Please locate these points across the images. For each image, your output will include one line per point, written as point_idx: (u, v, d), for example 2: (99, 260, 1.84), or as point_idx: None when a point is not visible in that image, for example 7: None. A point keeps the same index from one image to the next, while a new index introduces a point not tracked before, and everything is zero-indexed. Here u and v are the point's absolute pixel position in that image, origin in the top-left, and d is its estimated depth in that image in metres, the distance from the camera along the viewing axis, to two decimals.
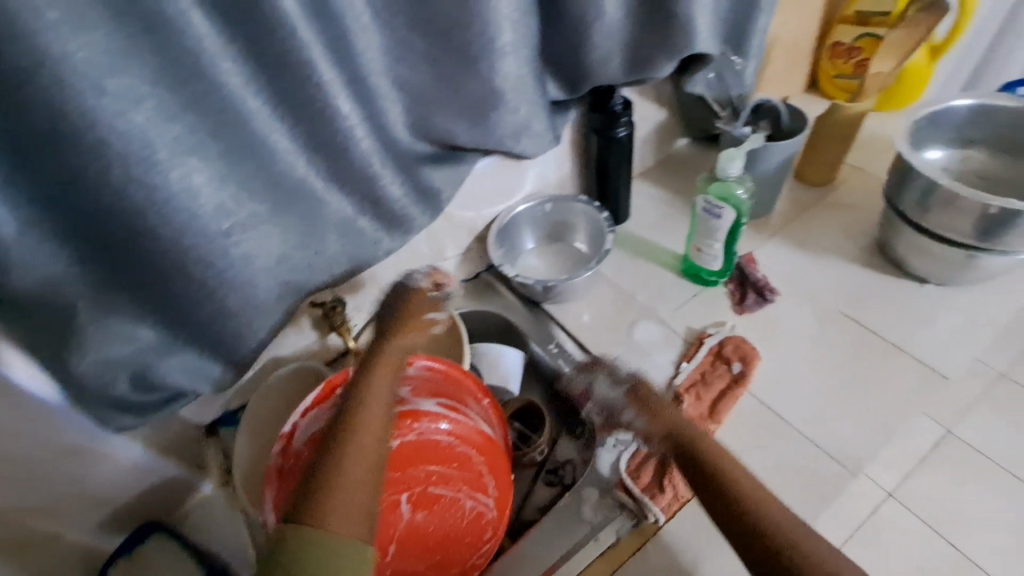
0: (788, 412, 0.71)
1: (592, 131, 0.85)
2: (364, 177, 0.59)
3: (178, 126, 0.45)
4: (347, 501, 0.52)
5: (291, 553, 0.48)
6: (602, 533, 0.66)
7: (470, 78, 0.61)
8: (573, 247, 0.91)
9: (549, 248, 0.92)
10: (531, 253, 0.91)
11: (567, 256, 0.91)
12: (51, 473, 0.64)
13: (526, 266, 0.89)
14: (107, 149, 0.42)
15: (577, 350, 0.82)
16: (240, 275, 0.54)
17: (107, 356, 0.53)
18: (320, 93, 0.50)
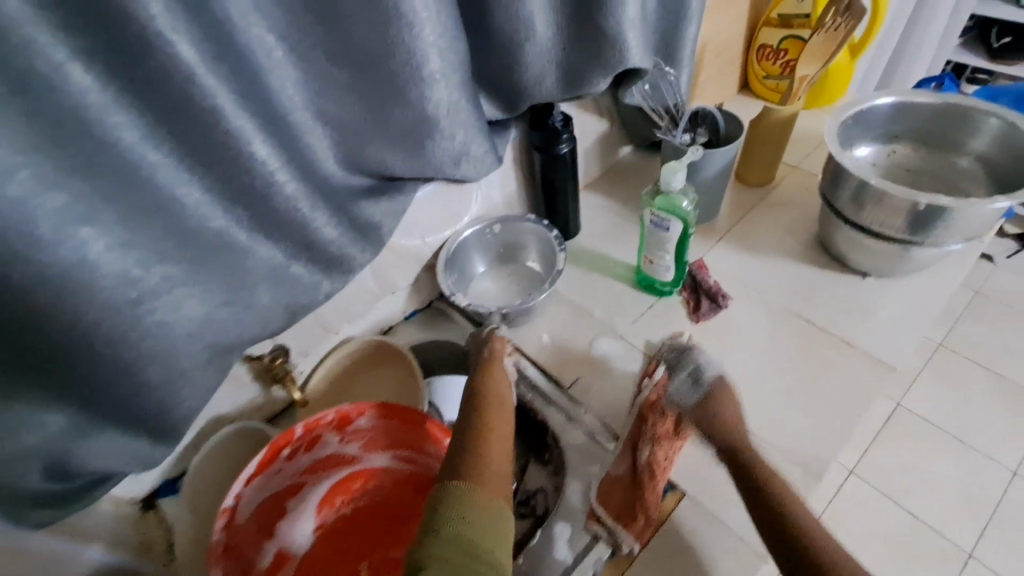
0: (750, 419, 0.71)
1: (534, 149, 0.83)
2: (294, 223, 0.55)
3: (64, 194, 0.40)
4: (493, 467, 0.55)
5: (458, 509, 0.49)
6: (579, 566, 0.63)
7: (398, 107, 0.58)
8: (527, 266, 0.89)
9: (501, 270, 0.90)
10: (484, 277, 0.89)
11: (521, 277, 0.88)
12: None
13: (480, 293, 0.86)
14: None
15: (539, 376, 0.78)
16: (159, 344, 0.49)
17: (12, 451, 0.47)
18: (230, 139, 0.46)
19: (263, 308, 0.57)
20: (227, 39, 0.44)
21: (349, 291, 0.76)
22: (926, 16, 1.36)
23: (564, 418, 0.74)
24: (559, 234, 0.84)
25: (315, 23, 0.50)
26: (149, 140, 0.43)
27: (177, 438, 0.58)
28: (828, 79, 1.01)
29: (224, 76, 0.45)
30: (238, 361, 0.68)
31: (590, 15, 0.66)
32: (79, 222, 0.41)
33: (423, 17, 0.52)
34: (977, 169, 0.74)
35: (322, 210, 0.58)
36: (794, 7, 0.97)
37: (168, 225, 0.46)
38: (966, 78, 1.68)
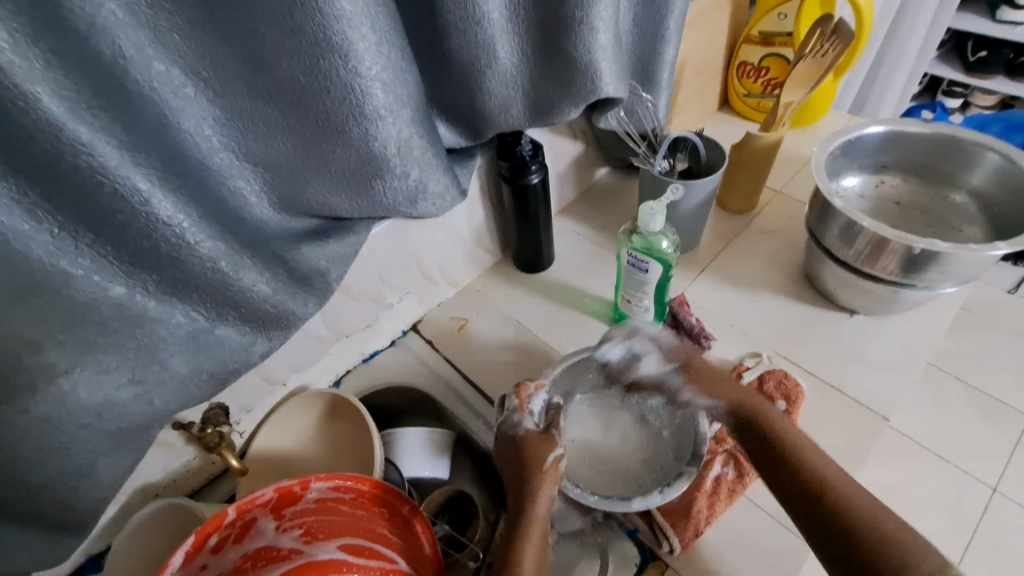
0: (752, 488, 0.64)
1: (502, 179, 0.76)
2: (212, 281, 0.48)
3: None
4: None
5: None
6: None
7: (340, 146, 0.50)
8: (652, 424, 0.69)
9: (629, 438, 0.68)
10: (600, 445, 0.69)
11: (645, 450, 0.67)
12: None
13: (596, 467, 0.66)
14: None
15: (590, 478, 0.65)
16: (53, 434, 0.42)
17: None
18: (120, 197, 0.39)
19: (181, 379, 0.50)
20: (116, 83, 0.37)
21: (296, 340, 0.68)
22: (903, 34, 1.34)
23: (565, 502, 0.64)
24: (592, 496, 0.59)
25: (231, 54, 0.42)
26: (22, 209, 0.36)
27: (88, 529, 0.50)
28: (812, 99, 0.96)
29: (117, 127, 0.38)
30: (164, 427, 0.60)
31: (556, 40, 0.59)
32: None
33: (361, 49, 0.45)
34: (968, 205, 0.70)
35: (249, 266, 0.51)
36: (776, 25, 0.92)
37: (50, 305, 0.40)
38: (943, 91, 1.67)
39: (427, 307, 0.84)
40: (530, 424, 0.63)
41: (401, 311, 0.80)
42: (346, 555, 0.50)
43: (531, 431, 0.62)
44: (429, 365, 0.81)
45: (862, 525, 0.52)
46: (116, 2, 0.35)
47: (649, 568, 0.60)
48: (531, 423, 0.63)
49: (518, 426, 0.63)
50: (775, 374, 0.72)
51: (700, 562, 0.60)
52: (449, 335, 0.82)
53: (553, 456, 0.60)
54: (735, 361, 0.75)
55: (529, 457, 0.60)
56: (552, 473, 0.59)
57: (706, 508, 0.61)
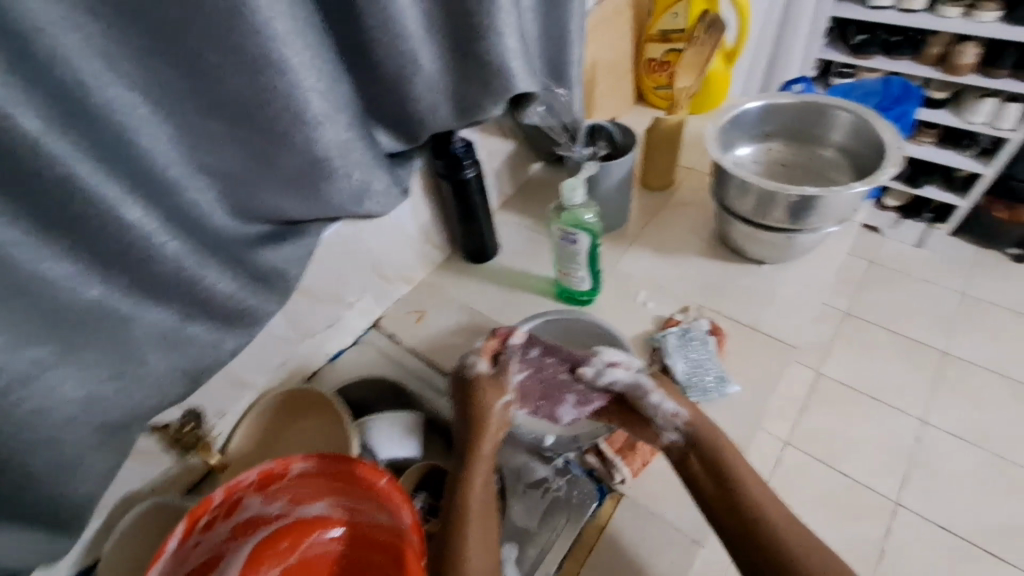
0: None
1: (440, 177, 0.83)
2: (180, 280, 0.52)
3: None
4: (479, 534, 0.59)
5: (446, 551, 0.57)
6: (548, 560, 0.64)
7: (286, 152, 0.56)
8: None
9: None
10: None
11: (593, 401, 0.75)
12: None
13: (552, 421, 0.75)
14: None
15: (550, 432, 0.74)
16: (39, 430, 0.46)
17: None
18: (93, 206, 0.44)
19: (158, 376, 0.54)
20: (77, 105, 0.42)
21: (261, 341, 0.72)
22: (787, 24, 1.50)
23: (529, 456, 0.71)
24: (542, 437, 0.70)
25: (179, 74, 0.47)
26: (7, 219, 0.41)
27: (79, 525, 0.53)
28: (710, 86, 1.08)
29: (84, 143, 0.43)
30: (143, 433, 0.63)
31: (471, 46, 0.67)
32: None
33: (297, 64, 0.51)
34: (837, 159, 0.83)
35: (213, 266, 0.56)
36: (670, 23, 1.05)
37: (31, 306, 0.43)
38: (834, 72, 1.86)
39: (385, 305, 0.90)
40: (484, 365, 0.69)
41: (360, 308, 0.86)
42: (331, 513, 0.62)
43: (483, 373, 0.68)
44: (392, 356, 0.86)
45: (782, 548, 0.57)
46: (74, 35, 0.40)
47: (606, 501, 0.68)
48: (483, 364, 0.69)
49: (473, 366, 0.69)
50: (706, 321, 0.81)
51: (646, 488, 0.69)
52: (408, 328, 0.88)
53: (504, 401, 0.67)
54: (666, 317, 0.84)
55: (484, 398, 0.66)
56: (498, 416, 0.66)
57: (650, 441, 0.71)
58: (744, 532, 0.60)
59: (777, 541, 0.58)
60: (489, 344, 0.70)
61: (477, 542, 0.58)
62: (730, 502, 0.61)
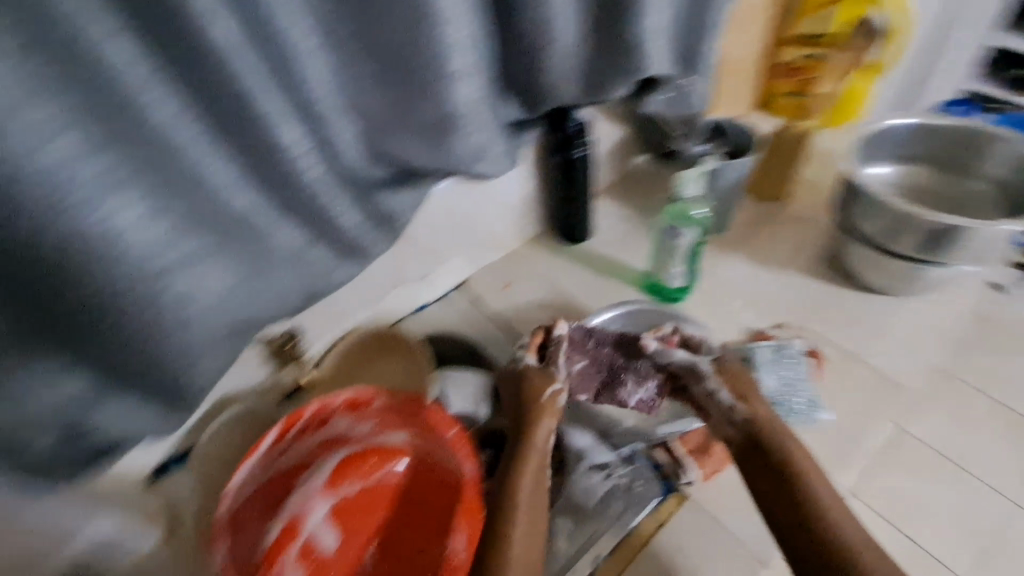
0: None
1: (551, 152, 0.84)
2: (311, 205, 0.56)
3: (104, 159, 0.41)
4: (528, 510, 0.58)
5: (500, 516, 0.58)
6: (601, 543, 0.63)
7: (424, 101, 0.58)
8: None
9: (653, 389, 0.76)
10: None
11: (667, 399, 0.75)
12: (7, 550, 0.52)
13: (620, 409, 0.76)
14: (26, 189, 0.38)
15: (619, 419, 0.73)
16: (179, 317, 0.49)
17: (35, 412, 0.47)
18: (257, 120, 0.48)
19: (279, 289, 0.59)
20: (261, 26, 0.46)
21: (362, 280, 0.76)
22: (937, 45, 1.38)
23: (596, 440, 0.69)
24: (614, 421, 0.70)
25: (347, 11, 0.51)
26: (191, 117, 0.46)
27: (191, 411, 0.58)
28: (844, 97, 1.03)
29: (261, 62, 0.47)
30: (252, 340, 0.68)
31: (613, 21, 0.67)
32: (112, 191, 0.42)
33: (450, 17, 0.53)
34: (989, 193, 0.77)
35: (341, 197, 0.59)
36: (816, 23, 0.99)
37: (192, 202, 0.48)
38: None
39: (475, 268, 0.92)
40: (531, 359, 0.71)
41: (452, 267, 0.88)
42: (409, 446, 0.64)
43: (531, 365, 0.70)
44: (475, 318, 0.88)
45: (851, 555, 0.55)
46: None
47: (669, 499, 0.67)
48: (531, 359, 0.71)
49: (521, 360, 0.71)
50: (804, 342, 0.78)
51: (714, 495, 0.68)
52: (493, 294, 0.90)
53: (552, 389, 0.67)
54: (759, 329, 0.81)
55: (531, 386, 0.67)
56: (551, 404, 0.66)
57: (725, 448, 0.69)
58: (806, 533, 0.58)
59: (844, 545, 0.56)
60: (535, 338, 0.73)
61: (525, 513, 0.58)
62: (791, 500, 0.60)
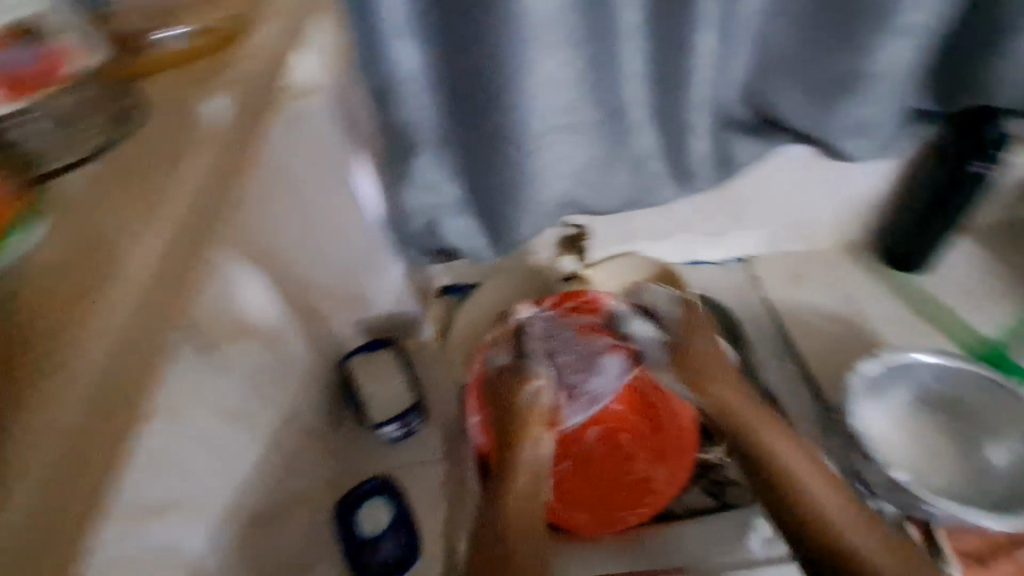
0: None
1: (939, 155, 0.67)
2: (681, 121, 0.56)
3: (565, 13, 0.46)
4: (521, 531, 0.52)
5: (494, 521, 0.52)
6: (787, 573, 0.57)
7: (844, 52, 0.54)
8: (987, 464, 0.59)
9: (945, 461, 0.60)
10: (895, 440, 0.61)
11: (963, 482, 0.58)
12: (334, 272, 0.55)
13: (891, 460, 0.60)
14: (510, 20, 0.45)
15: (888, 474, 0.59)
16: (535, 170, 0.55)
17: (421, 200, 0.60)
18: (688, 22, 0.49)
19: (615, 186, 0.61)
20: None
21: (664, 212, 0.74)
22: None
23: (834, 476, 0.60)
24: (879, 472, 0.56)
25: None
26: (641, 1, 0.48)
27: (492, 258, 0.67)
28: None
29: None
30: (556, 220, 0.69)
31: None
32: (548, 47, 0.47)
33: None
34: None
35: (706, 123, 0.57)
36: None
37: (599, 76, 0.51)
38: None
39: (772, 249, 0.80)
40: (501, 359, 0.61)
41: (751, 237, 0.79)
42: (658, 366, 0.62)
43: (490, 371, 0.61)
44: (751, 300, 0.77)
45: None
46: None
47: None
48: (501, 358, 0.61)
49: (492, 360, 0.61)
50: None
51: None
52: (780, 283, 0.78)
53: (530, 389, 0.57)
54: None
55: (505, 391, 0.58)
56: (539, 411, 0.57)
57: None
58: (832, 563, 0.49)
59: None
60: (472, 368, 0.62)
61: (523, 549, 0.51)
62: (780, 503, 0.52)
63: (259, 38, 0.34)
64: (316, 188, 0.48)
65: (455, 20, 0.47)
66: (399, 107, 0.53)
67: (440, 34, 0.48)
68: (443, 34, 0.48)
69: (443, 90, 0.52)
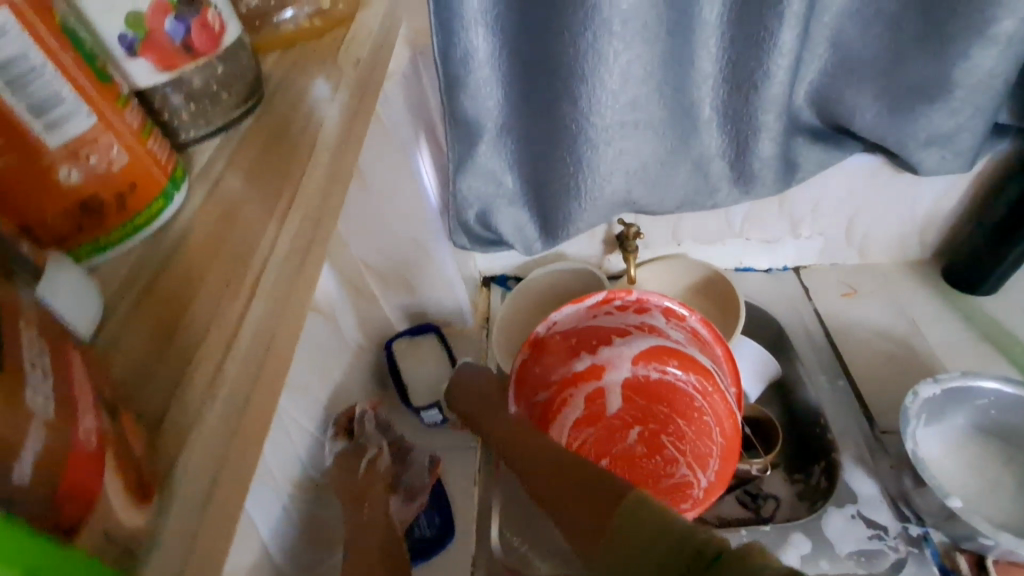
0: None
1: (1020, 172, 0.64)
2: (749, 122, 0.55)
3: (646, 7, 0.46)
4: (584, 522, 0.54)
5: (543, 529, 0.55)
6: None
7: (923, 59, 0.52)
8: None
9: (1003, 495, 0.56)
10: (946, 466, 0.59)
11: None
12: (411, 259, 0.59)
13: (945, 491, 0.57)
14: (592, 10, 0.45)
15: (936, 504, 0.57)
16: (598, 164, 0.55)
17: (475, 188, 0.59)
18: (770, 21, 0.47)
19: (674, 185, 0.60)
20: None
21: (717, 215, 0.72)
22: None
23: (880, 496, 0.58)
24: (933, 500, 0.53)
25: None
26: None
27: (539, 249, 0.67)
28: None
29: None
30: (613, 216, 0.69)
31: None
32: (625, 33, 0.46)
33: None
34: None
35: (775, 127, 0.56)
36: None
37: (672, 72, 0.51)
38: None
39: (824, 260, 0.78)
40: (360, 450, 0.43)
41: (804, 247, 0.76)
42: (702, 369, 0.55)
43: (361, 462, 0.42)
44: (801, 311, 0.75)
45: None
46: None
47: None
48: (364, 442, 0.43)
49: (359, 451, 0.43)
50: None
51: None
52: (830, 296, 0.76)
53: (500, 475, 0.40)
54: None
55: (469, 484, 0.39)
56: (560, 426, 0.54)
57: None
58: None
59: None
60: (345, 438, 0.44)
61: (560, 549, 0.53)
62: None
63: (362, 38, 0.35)
64: (389, 179, 0.52)
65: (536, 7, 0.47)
66: (468, 98, 0.51)
67: (519, 20, 0.48)
68: (520, 21, 0.48)
69: (513, 78, 0.52)
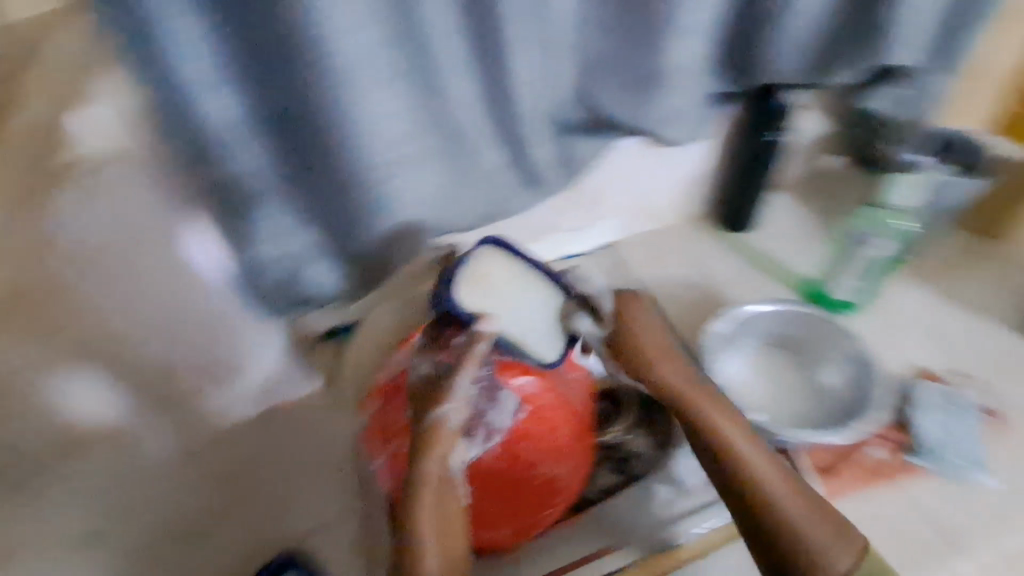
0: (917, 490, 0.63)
1: (746, 128, 0.77)
2: (518, 131, 0.59)
3: (385, 51, 0.47)
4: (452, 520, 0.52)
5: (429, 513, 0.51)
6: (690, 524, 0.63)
7: (642, 53, 0.60)
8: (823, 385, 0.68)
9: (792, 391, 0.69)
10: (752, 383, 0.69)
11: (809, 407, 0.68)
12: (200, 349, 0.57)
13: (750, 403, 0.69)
14: (327, 63, 0.45)
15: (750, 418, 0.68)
16: (388, 201, 0.55)
17: (273, 251, 0.56)
18: (500, 45, 0.52)
19: (471, 200, 0.62)
20: None
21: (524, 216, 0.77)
22: None
23: None
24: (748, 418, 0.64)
25: None
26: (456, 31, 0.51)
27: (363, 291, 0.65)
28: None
29: None
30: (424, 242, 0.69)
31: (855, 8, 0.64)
32: (376, 83, 0.48)
33: None
34: None
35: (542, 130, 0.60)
36: None
37: (432, 104, 0.53)
38: None
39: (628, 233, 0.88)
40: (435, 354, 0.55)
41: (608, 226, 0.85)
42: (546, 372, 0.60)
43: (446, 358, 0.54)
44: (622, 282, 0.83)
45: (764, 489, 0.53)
46: None
47: None
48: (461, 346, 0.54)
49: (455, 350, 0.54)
50: (989, 400, 0.68)
51: None
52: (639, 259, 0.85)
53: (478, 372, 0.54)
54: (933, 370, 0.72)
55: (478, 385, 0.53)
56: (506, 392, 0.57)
57: (858, 479, 0.63)
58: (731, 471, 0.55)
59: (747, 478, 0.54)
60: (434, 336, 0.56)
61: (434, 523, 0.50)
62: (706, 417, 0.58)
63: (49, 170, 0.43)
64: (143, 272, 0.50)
65: (271, 66, 0.45)
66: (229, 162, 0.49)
67: (259, 82, 0.46)
68: (260, 82, 0.46)
69: (275, 136, 0.50)
